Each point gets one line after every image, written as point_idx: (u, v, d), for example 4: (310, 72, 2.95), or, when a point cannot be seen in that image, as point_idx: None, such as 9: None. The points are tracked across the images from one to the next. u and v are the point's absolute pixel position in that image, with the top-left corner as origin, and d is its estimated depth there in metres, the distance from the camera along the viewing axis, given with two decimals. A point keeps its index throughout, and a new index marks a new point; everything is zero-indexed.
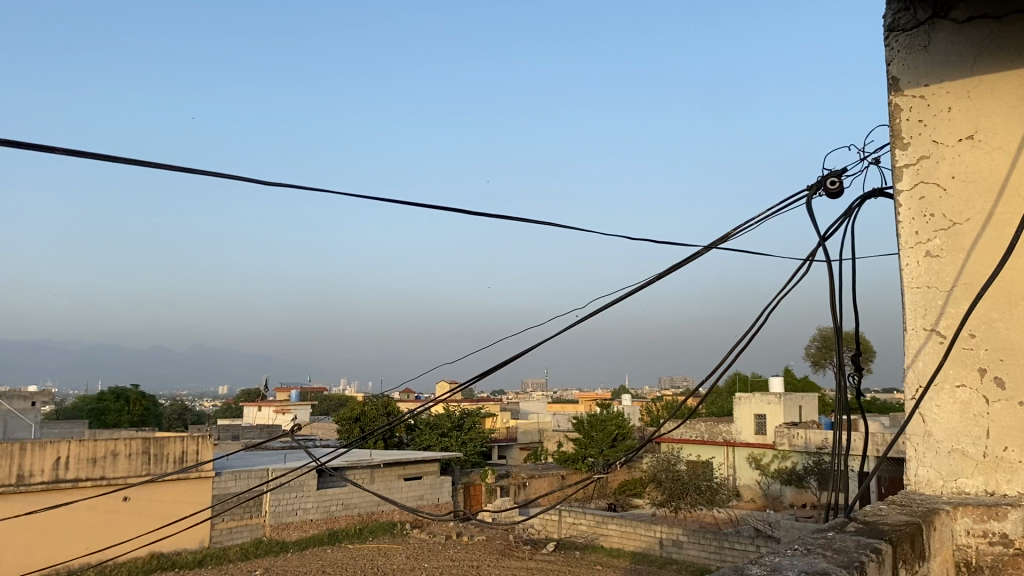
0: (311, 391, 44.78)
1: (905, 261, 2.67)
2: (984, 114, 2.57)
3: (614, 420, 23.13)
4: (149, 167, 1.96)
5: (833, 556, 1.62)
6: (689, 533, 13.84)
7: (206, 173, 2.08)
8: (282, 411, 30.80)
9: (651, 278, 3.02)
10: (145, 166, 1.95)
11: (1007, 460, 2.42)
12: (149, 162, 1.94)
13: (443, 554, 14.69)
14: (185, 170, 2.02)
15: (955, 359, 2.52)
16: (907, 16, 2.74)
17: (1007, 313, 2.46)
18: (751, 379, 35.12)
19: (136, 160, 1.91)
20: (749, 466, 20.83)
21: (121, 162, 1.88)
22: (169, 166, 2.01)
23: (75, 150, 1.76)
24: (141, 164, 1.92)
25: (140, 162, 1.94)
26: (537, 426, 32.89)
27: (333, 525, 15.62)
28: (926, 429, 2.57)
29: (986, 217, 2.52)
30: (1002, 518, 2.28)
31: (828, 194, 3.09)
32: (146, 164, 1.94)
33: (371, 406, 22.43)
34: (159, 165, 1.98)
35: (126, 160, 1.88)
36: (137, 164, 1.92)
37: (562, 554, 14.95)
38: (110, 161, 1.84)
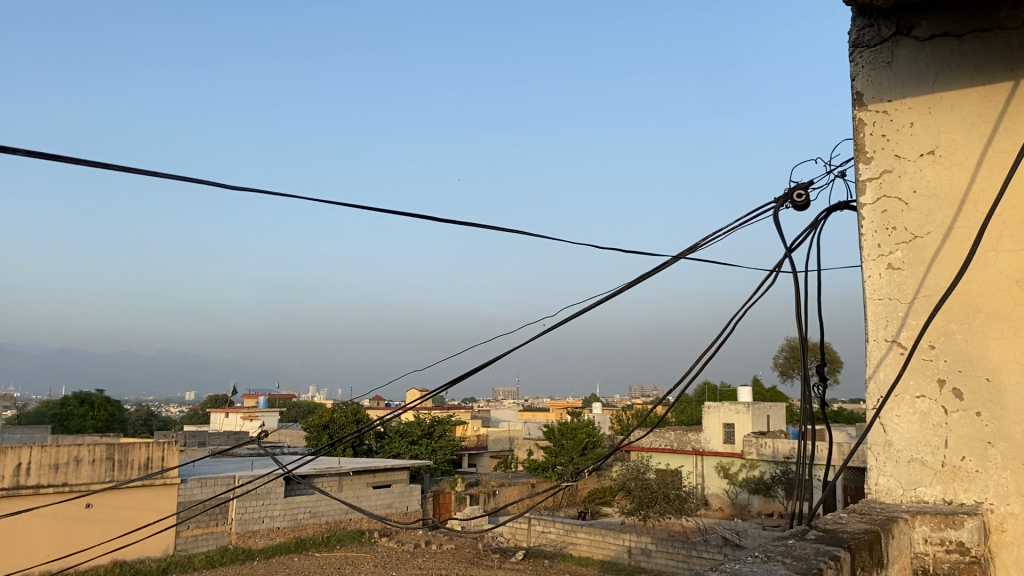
0: (279, 398, 44.44)
1: (868, 274, 2.70)
2: (944, 130, 2.63)
3: (584, 429, 23.20)
4: (124, 173, 1.94)
5: (792, 563, 1.65)
6: (657, 542, 13.87)
7: (186, 181, 2.07)
8: (249, 417, 30.52)
9: (620, 288, 3.03)
10: (123, 172, 1.93)
11: (963, 469, 2.47)
12: (123, 169, 1.92)
13: (411, 562, 14.65)
14: (167, 178, 2.01)
15: (915, 370, 2.58)
16: (871, 33, 2.79)
17: (965, 325, 2.51)
18: (721, 389, 35.39)
19: (112, 165, 1.88)
20: (717, 474, 20.98)
21: (96, 166, 1.85)
22: (146, 173, 1.99)
23: (40, 152, 1.73)
24: (117, 170, 1.90)
25: (117, 168, 1.92)
26: (507, 435, 32.84)
27: (300, 533, 15.50)
28: (887, 438, 2.61)
29: (945, 231, 2.57)
30: (958, 527, 2.31)
31: (794, 207, 3.13)
32: (124, 169, 1.92)
33: (340, 413, 22.33)
34: (137, 170, 1.96)
35: (101, 164, 1.85)
36: (113, 169, 1.90)
37: (531, 563, 14.93)
38: (84, 165, 1.81)
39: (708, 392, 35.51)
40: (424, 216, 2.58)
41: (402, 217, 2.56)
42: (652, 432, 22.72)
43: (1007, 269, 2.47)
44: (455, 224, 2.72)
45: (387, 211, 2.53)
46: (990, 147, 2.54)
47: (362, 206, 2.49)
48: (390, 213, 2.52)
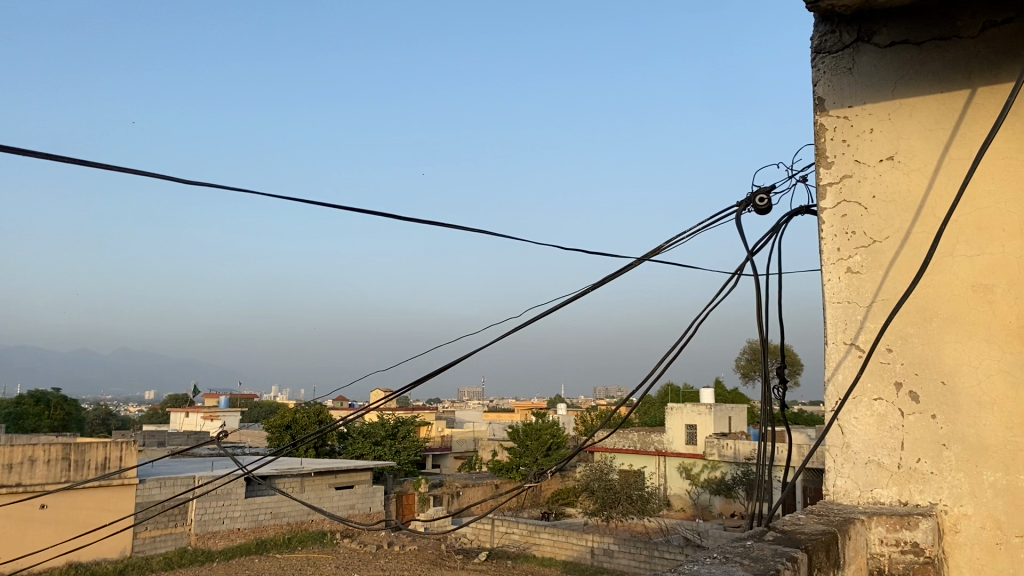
0: (240, 399, 43.94)
1: (827, 277, 2.73)
2: (904, 136, 2.66)
3: (548, 429, 23.25)
4: (98, 169, 1.91)
5: (750, 564, 1.65)
6: (620, 543, 13.92)
7: (158, 177, 2.04)
8: (209, 417, 30.15)
9: (584, 290, 3.03)
10: (94, 167, 1.89)
11: (920, 471, 2.50)
12: (98, 165, 1.89)
13: (374, 563, 14.57)
14: (141, 174, 1.98)
15: (874, 373, 2.61)
16: (833, 39, 2.81)
17: (921, 328, 2.55)
18: (684, 390, 35.73)
19: (88, 161, 1.85)
20: (679, 475, 21.15)
21: (71, 164, 1.82)
22: (116, 168, 1.95)
23: (11, 146, 1.70)
24: (90, 165, 1.86)
25: (89, 162, 1.88)
26: (471, 435, 32.80)
27: (261, 534, 15.36)
28: (844, 440, 2.64)
29: (903, 236, 2.60)
30: (914, 528, 2.35)
31: (757, 211, 3.16)
32: (99, 166, 1.89)
33: (302, 413, 22.16)
34: (108, 167, 1.92)
35: (75, 161, 1.82)
36: (89, 165, 1.87)
37: (494, 564, 14.92)
38: (62, 162, 1.78)
39: (671, 395, 35.79)
40: (395, 216, 2.57)
41: (375, 217, 2.54)
42: (616, 433, 22.81)
43: (962, 273, 2.51)
44: (423, 223, 2.71)
45: (360, 211, 2.51)
46: (946, 153, 2.58)
47: (335, 205, 2.46)
48: (363, 213, 2.51)
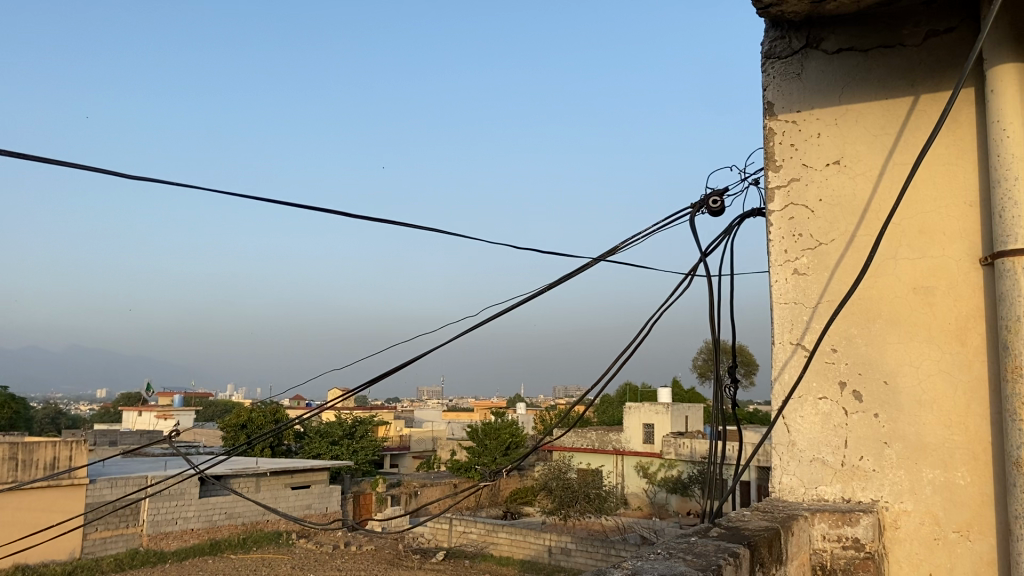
0: (196, 397, 43.29)
1: (774, 278, 2.78)
2: (849, 142, 2.72)
3: (507, 429, 23.30)
4: (67, 168, 1.86)
5: (692, 560, 1.68)
6: (576, 541, 14.01)
7: (126, 177, 2.00)
8: (163, 416, 29.67)
9: (539, 290, 3.03)
10: (62, 166, 1.85)
11: (861, 468, 2.56)
12: (65, 163, 1.84)
13: (330, 563, 14.47)
14: (113, 174, 1.94)
15: (817, 372, 2.67)
16: (782, 44, 2.87)
17: (865, 329, 2.61)
18: (642, 389, 36.06)
19: (58, 161, 1.81)
20: (637, 474, 21.33)
21: (42, 163, 1.77)
22: (85, 167, 1.90)
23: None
24: (61, 165, 1.82)
25: (57, 162, 1.83)
26: (429, 435, 32.70)
27: (215, 535, 15.17)
28: (790, 439, 2.69)
29: (848, 238, 2.66)
30: (854, 523, 2.40)
31: (710, 213, 3.20)
32: (67, 164, 1.85)
33: (258, 413, 21.91)
34: (78, 166, 1.87)
35: (45, 158, 1.77)
36: (59, 164, 1.82)
37: (452, 564, 14.90)
38: (33, 162, 1.73)
39: (629, 394, 36.02)
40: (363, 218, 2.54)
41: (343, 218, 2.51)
42: (574, 432, 22.90)
43: (903, 275, 2.57)
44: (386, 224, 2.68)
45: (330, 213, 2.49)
46: (890, 158, 2.64)
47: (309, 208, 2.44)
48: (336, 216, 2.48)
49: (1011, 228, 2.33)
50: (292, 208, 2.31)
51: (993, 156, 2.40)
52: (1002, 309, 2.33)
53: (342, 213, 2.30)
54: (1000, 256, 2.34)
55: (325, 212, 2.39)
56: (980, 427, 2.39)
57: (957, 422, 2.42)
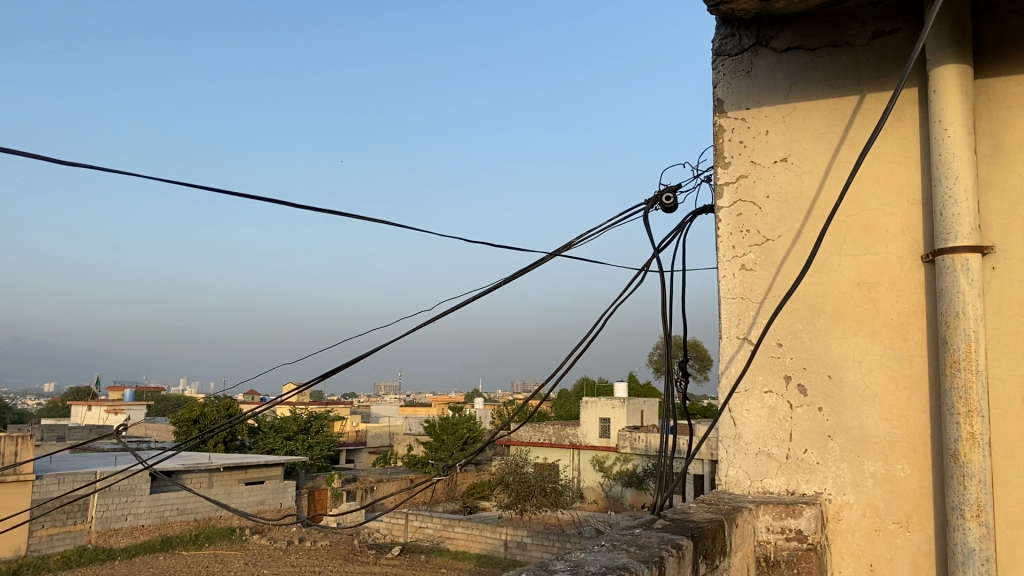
0: (147, 391, 42.62)
1: (722, 273, 2.81)
2: (796, 140, 2.76)
3: (465, 424, 23.30)
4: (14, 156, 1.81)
5: (636, 552, 1.69)
6: (532, 535, 14.07)
7: (71, 166, 1.95)
8: (113, 410, 29.17)
9: (492, 284, 3.02)
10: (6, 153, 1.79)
11: (806, 461, 2.60)
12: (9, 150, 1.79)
13: (284, 559, 14.37)
14: (61, 163, 1.89)
15: (763, 366, 2.71)
16: (732, 42, 2.89)
17: (809, 324, 2.65)
18: (599, 384, 36.32)
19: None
20: (593, 468, 21.46)
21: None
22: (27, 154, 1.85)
23: None
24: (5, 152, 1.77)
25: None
26: (387, 430, 32.60)
27: (166, 531, 14.95)
28: (735, 432, 2.73)
29: (794, 235, 2.70)
30: (797, 516, 2.44)
31: (663, 209, 3.22)
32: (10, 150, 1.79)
33: (212, 408, 21.64)
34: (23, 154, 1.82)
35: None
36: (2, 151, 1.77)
37: (407, 558, 14.88)
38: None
39: (586, 388, 36.24)
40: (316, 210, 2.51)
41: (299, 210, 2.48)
42: (531, 427, 22.95)
43: (847, 273, 2.61)
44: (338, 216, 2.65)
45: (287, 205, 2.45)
46: (837, 155, 2.68)
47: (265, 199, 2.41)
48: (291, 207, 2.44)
49: (952, 227, 2.38)
50: (247, 198, 2.28)
51: (936, 155, 2.45)
52: (942, 304, 2.38)
53: (297, 205, 2.28)
54: (941, 253, 2.40)
55: (281, 204, 2.36)
56: (920, 420, 2.44)
57: (897, 416, 2.47)
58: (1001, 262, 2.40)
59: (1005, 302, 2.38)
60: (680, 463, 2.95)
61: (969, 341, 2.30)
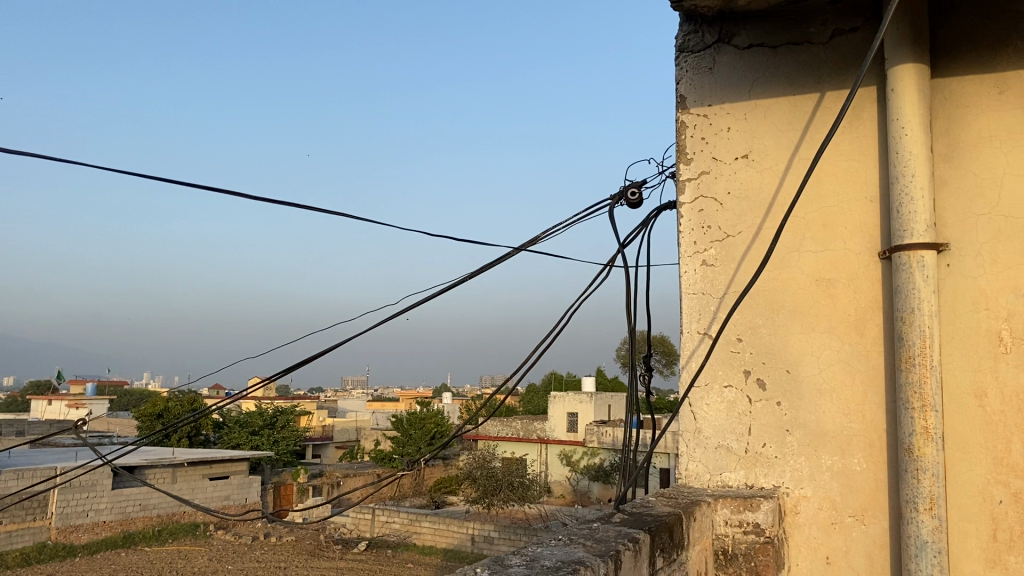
0: (110, 386, 42.05)
1: (683, 269, 2.83)
2: (757, 137, 2.78)
3: (432, 419, 23.26)
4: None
5: (592, 545, 1.70)
6: (499, 530, 14.08)
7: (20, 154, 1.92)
8: (74, 405, 28.75)
9: (457, 279, 3.01)
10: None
11: (764, 455, 2.63)
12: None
13: (249, 555, 14.25)
14: (15, 153, 1.86)
15: (723, 361, 2.73)
16: (695, 39, 2.91)
17: (769, 319, 2.67)
18: (567, 379, 36.43)
19: None
20: (560, 462, 21.52)
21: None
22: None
23: None
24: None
25: None
26: (354, 425, 32.47)
27: (128, 527, 14.78)
28: (696, 426, 2.75)
29: (755, 231, 2.72)
30: (755, 509, 2.46)
31: (629, 204, 3.23)
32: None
33: (175, 402, 21.40)
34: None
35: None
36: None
37: (374, 554, 14.82)
38: None
39: (554, 382, 36.33)
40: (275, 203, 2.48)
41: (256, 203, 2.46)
42: (499, 421, 22.97)
43: (806, 269, 2.64)
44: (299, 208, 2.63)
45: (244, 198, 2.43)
46: (797, 152, 2.70)
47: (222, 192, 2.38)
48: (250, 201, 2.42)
49: (909, 224, 2.41)
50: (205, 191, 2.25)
51: (893, 152, 2.48)
52: (898, 301, 2.41)
53: (253, 197, 2.26)
54: (898, 250, 2.43)
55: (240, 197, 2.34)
56: (876, 415, 2.47)
57: (855, 410, 2.50)
58: (955, 259, 2.44)
59: (959, 299, 2.43)
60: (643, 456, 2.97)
61: (924, 337, 2.33)
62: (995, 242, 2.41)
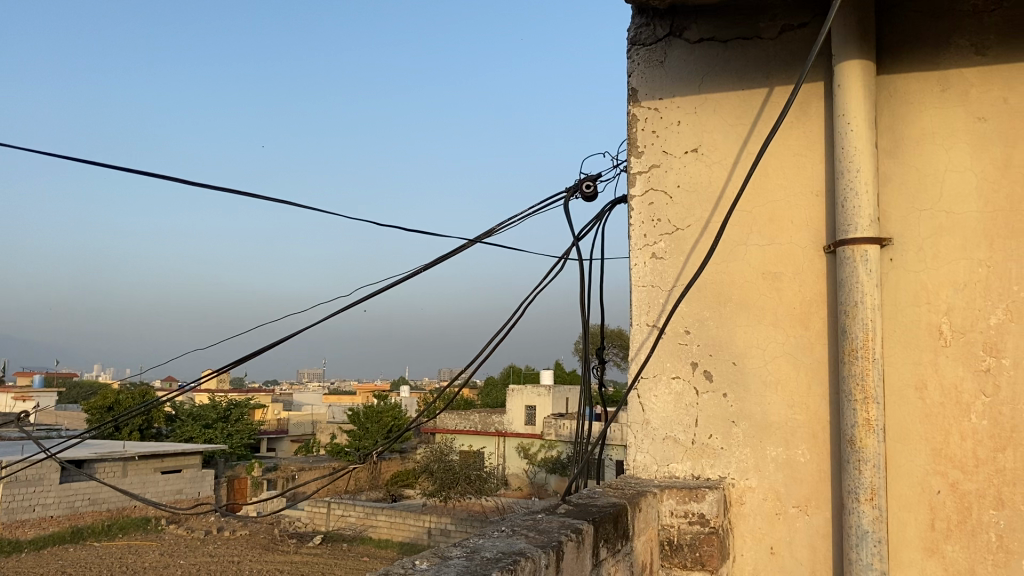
0: (58, 379, 41.15)
1: (633, 261, 2.84)
2: (707, 131, 2.80)
3: (389, 412, 23.16)
4: None
5: (534, 536, 1.69)
6: (456, 522, 14.08)
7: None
8: (22, 397, 28.11)
9: (410, 271, 2.97)
10: None
11: (710, 446, 2.65)
12: None
13: (202, 549, 14.07)
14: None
15: (671, 353, 2.75)
16: (647, 32, 2.91)
17: (716, 312, 2.69)
18: (525, 372, 36.51)
19: None
20: (518, 455, 21.57)
21: None
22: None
23: None
24: None
25: None
26: (309, 419, 32.19)
27: (77, 522, 14.50)
28: (644, 417, 2.76)
29: (704, 224, 2.75)
30: (700, 500, 2.48)
31: (583, 198, 3.24)
32: None
33: (127, 395, 21.03)
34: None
35: None
36: None
37: (329, 547, 14.72)
38: None
39: (513, 375, 36.41)
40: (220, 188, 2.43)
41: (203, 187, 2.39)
42: (457, 414, 22.94)
43: (752, 262, 2.67)
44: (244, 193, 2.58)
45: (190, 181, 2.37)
46: (745, 146, 2.73)
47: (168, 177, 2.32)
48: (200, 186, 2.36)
49: (853, 218, 2.44)
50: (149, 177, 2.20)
51: (838, 147, 2.51)
52: (842, 294, 2.44)
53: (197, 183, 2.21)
54: (842, 244, 2.46)
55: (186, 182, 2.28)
56: (820, 406, 2.51)
57: (798, 402, 2.54)
58: (898, 254, 2.48)
59: (901, 292, 2.47)
60: (591, 440, 2.96)
61: (866, 330, 2.37)
62: (937, 236, 2.45)
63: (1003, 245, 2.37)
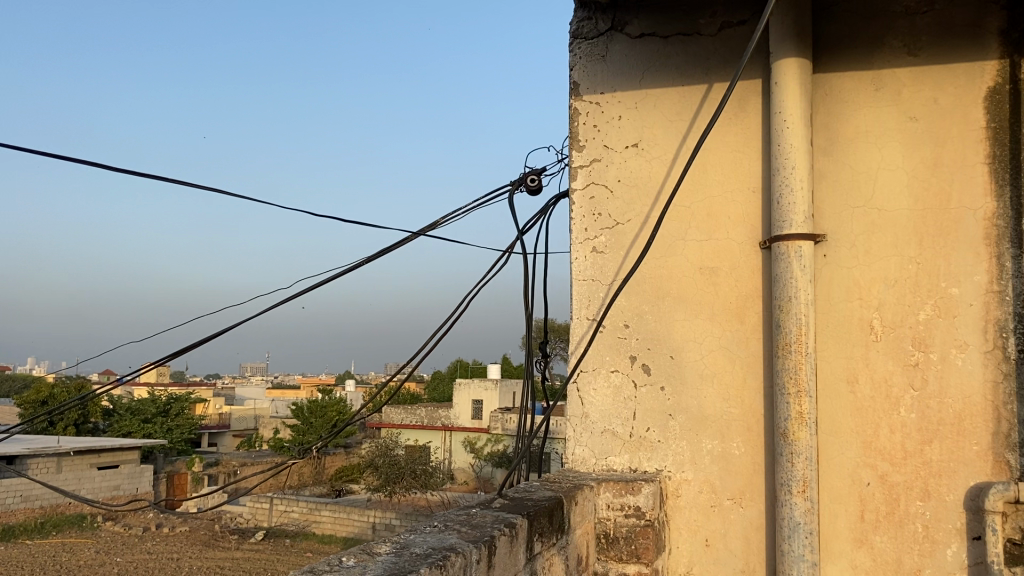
0: None
1: (574, 256, 2.84)
2: (647, 125, 2.81)
3: (334, 406, 22.95)
4: None
5: (466, 532, 1.68)
6: (400, 517, 14.01)
7: None
8: None
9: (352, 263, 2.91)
10: None
11: (647, 439, 2.67)
12: None
13: (139, 546, 13.78)
14: None
15: (610, 347, 2.76)
16: (588, 26, 2.92)
17: (655, 306, 2.71)
18: (473, 366, 36.53)
19: None
20: (463, 449, 21.55)
21: None
22: None
23: None
24: None
25: None
26: (252, 414, 31.76)
27: (8, 519, 14.09)
28: (583, 410, 2.77)
29: (643, 219, 2.76)
30: (636, 493, 2.50)
31: (528, 191, 3.23)
32: None
33: (62, 388, 20.49)
34: None
35: None
36: None
37: (271, 543, 14.54)
38: None
39: (460, 370, 36.37)
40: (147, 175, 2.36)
41: None
42: (403, 408, 22.80)
43: (690, 257, 2.69)
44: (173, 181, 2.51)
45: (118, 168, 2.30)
46: (684, 142, 2.75)
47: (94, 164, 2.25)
48: None
49: (788, 214, 2.48)
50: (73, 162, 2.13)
51: (774, 145, 2.54)
52: (777, 288, 2.47)
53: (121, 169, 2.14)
54: (778, 239, 2.49)
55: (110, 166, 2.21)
56: (754, 399, 2.54)
57: (733, 396, 2.57)
58: (831, 250, 2.52)
59: (834, 288, 2.51)
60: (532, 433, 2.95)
61: (799, 324, 2.41)
62: (869, 233, 2.50)
63: (931, 242, 2.43)
